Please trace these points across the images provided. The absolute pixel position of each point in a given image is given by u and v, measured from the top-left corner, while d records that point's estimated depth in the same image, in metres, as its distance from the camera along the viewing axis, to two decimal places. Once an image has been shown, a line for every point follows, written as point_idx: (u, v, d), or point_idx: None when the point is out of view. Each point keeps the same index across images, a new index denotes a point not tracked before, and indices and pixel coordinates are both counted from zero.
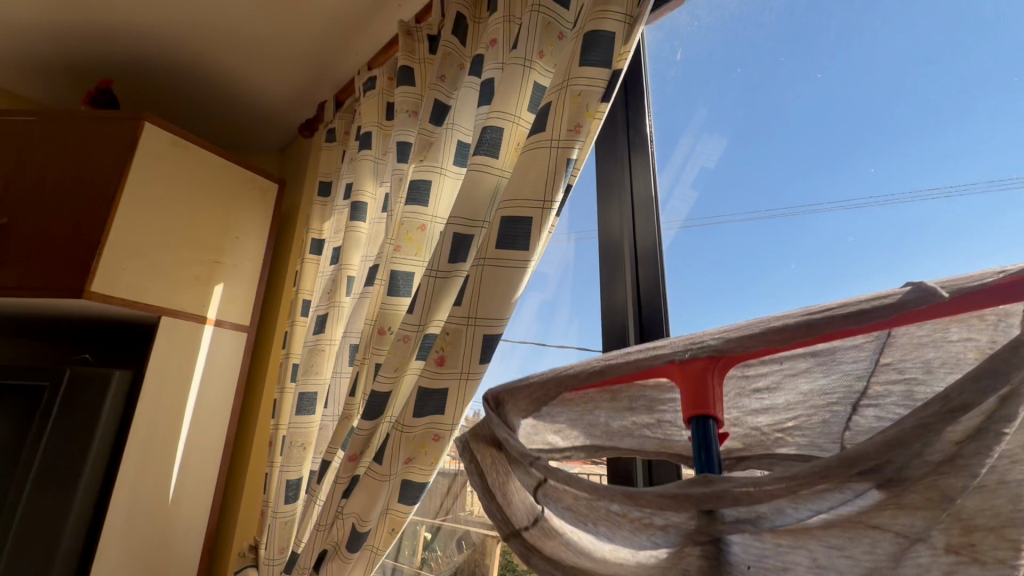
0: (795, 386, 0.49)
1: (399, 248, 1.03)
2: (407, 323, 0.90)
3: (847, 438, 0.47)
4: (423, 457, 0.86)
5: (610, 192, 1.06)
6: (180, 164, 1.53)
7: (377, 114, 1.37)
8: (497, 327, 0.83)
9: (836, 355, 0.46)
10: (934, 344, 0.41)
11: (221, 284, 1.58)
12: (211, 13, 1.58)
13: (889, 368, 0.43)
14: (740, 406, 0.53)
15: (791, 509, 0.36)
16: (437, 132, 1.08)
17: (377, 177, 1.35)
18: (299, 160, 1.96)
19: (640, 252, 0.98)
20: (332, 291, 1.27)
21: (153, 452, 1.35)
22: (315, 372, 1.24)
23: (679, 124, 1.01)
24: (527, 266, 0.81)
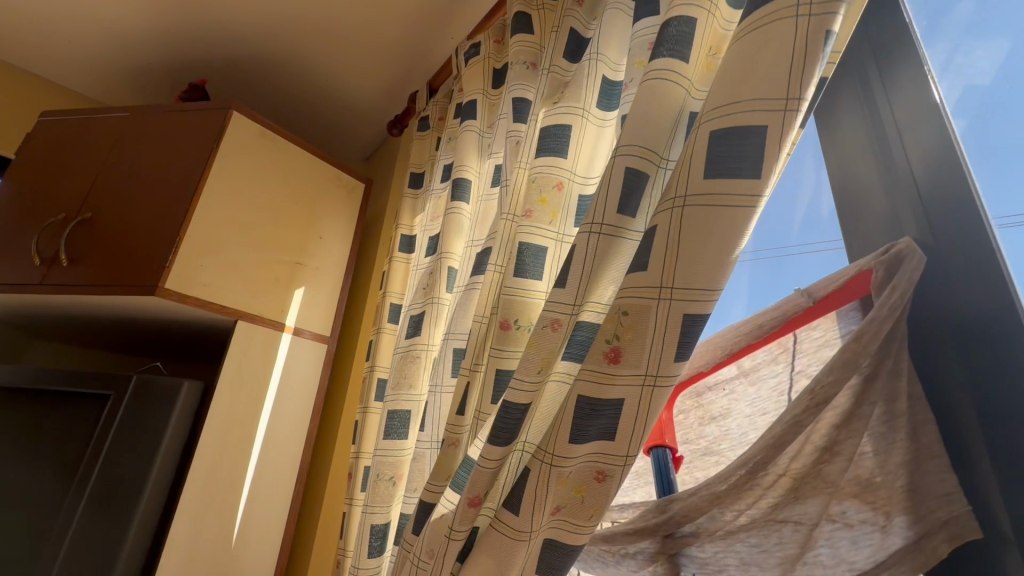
0: (739, 410, 0.67)
1: (529, 214, 0.77)
2: (556, 304, 0.62)
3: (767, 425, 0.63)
4: (586, 507, 0.55)
5: (836, 120, 0.71)
6: (265, 157, 1.41)
7: (483, 82, 1.17)
8: (710, 301, 0.52)
9: (762, 372, 0.66)
10: (828, 344, 0.60)
11: (301, 288, 1.41)
12: (302, 7, 1.49)
13: (802, 375, 0.62)
14: (706, 438, 0.70)
15: (720, 513, 0.57)
16: (573, 69, 0.86)
17: (482, 153, 1.13)
18: (386, 162, 1.82)
19: (926, 192, 0.59)
20: (430, 285, 1.03)
21: (219, 476, 1.15)
22: (406, 385, 0.99)
23: (935, 23, 0.67)
24: (757, 205, 0.51)
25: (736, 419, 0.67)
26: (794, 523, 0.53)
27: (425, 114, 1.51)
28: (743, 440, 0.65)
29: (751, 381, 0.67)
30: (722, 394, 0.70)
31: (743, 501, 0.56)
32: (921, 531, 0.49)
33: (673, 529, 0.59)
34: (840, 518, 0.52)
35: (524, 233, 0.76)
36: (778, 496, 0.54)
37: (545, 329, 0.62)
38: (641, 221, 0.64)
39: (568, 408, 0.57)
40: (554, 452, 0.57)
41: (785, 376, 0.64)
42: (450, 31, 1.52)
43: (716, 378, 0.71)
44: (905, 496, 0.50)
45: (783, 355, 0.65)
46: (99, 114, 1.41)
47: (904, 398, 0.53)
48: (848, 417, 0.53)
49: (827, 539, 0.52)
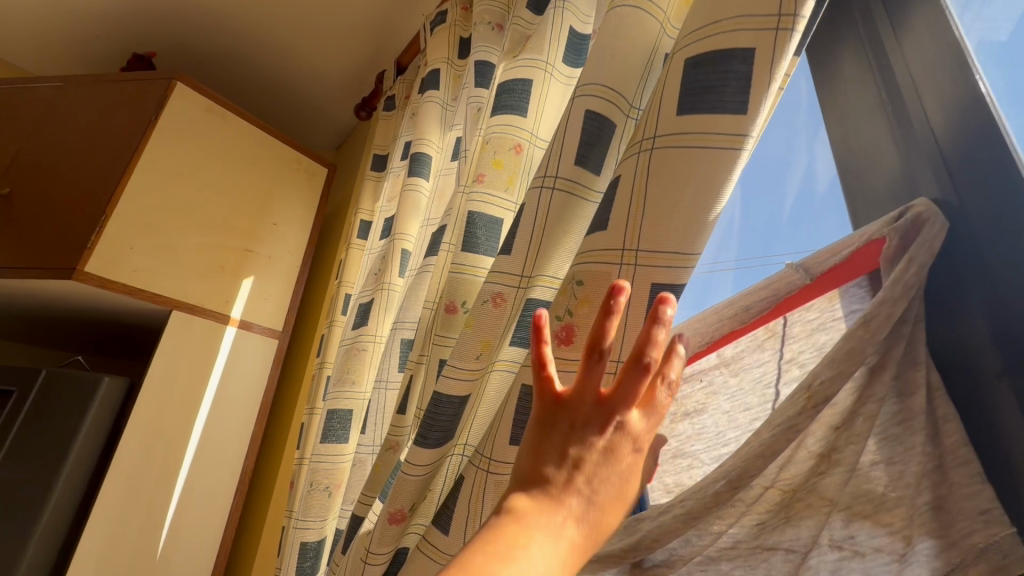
0: (718, 405, 0.57)
1: (480, 178, 0.66)
2: (501, 275, 0.51)
3: (751, 425, 0.53)
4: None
5: (835, 79, 0.61)
6: (213, 134, 1.29)
7: (447, 51, 1.07)
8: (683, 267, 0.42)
9: (746, 361, 0.56)
10: (825, 328, 0.50)
11: (250, 278, 1.29)
12: None
13: (793, 364, 0.52)
14: (678, 436, 0.59)
15: (697, 537, 0.47)
16: (538, 21, 0.76)
17: (445, 127, 1.03)
18: (354, 147, 1.70)
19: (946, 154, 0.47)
20: (381, 269, 0.92)
21: (142, 485, 1.01)
22: (348, 380, 0.87)
23: None
24: (742, 147, 0.41)
25: (713, 416, 0.57)
26: (785, 550, 0.44)
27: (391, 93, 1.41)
28: (720, 440, 0.55)
29: (733, 372, 0.57)
30: (698, 386, 0.60)
31: (726, 518, 0.46)
32: (951, 562, 0.37)
33: (642, 557, 0.48)
34: (845, 544, 0.42)
35: (476, 199, 0.66)
36: (765, 512, 0.45)
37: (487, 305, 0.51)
38: (606, 179, 0.53)
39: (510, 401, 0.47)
40: (491, 456, 0.46)
41: (772, 365, 0.53)
42: (420, 6, 1.40)
43: (693, 367, 0.61)
44: (925, 518, 0.39)
45: (770, 341, 0.54)
46: (28, 85, 1.29)
47: (921, 390, 0.42)
48: (850, 418, 0.44)
49: (829, 570, 0.42)
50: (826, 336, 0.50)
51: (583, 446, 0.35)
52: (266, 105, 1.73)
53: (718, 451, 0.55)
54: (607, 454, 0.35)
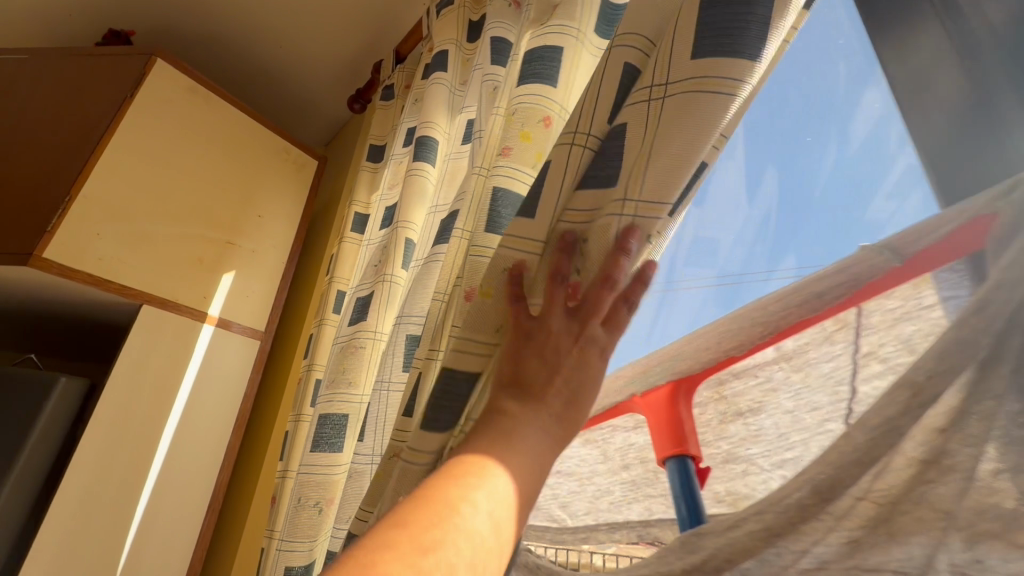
0: (779, 404, 0.50)
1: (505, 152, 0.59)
2: (521, 239, 0.49)
3: (822, 427, 0.46)
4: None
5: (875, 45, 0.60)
6: (195, 117, 1.20)
7: (455, 32, 1.00)
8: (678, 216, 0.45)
9: (812, 355, 0.49)
10: (910, 318, 0.44)
11: (231, 273, 1.18)
12: None
13: (873, 358, 0.45)
14: (728, 440, 0.53)
15: (775, 559, 0.39)
16: None
17: (452, 112, 0.96)
18: (346, 141, 1.62)
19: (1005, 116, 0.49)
20: (382, 261, 0.84)
21: (99, 501, 0.89)
22: (344, 380, 0.79)
23: None
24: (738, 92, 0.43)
25: (772, 417, 0.50)
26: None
27: (390, 83, 1.33)
28: (783, 445, 0.49)
29: (795, 367, 0.50)
30: (751, 382, 0.53)
31: (810, 534, 0.39)
32: None
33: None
34: (968, 569, 0.34)
35: (499, 174, 0.59)
36: (859, 529, 0.38)
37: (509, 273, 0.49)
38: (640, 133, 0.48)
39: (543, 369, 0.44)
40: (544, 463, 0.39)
41: (846, 359, 0.47)
42: None
43: (747, 362, 0.54)
44: None
45: (841, 332, 0.48)
46: None
47: None
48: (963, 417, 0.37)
49: None
50: (914, 325, 0.44)
51: (558, 347, 0.44)
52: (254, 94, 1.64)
53: (782, 457, 0.48)
54: (580, 357, 0.44)
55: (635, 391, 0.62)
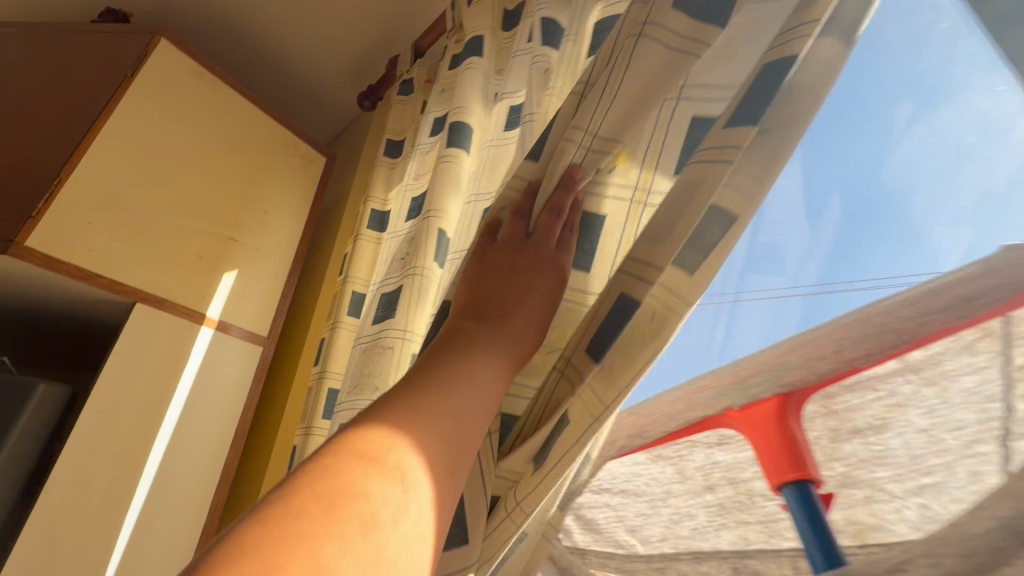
0: (909, 421, 0.44)
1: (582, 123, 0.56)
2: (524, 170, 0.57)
3: (969, 449, 0.40)
4: (615, 378, 0.46)
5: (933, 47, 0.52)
6: (199, 102, 1.11)
7: (491, 20, 0.95)
8: (737, 129, 0.45)
9: (948, 367, 0.43)
10: None
11: (232, 273, 1.08)
12: None
13: None
14: (846, 463, 0.46)
15: None
16: None
17: (488, 100, 0.90)
18: (353, 138, 1.53)
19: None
20: (411, 251, 0.77)
21: (78, 525, 0.78)
22: (370, 385, 0.70)
23: None
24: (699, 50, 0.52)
25: (900, 437, 0.44)
26: None
27: (407, 77, 1.26)
28: (918, 469, 0.42)
29: (926, 381, 0.44)
30: (870, 396, 0.47)
31: None
32: None
33: None
34: None
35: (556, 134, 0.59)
36: None
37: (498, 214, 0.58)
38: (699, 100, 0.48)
39: (604, 309, 0.48)
40: None
41: (994, 371, 0.41)
42: None
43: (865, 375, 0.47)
44: None
45: (985, 342, 0.42)
46: None
47: None
48: None
49: None
50: None
51: (505, 277, 0.52)
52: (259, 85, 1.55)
53: (919, 483, 0.42)
54: (535, 261, 0.53)
55: (728, 404, 0.55)
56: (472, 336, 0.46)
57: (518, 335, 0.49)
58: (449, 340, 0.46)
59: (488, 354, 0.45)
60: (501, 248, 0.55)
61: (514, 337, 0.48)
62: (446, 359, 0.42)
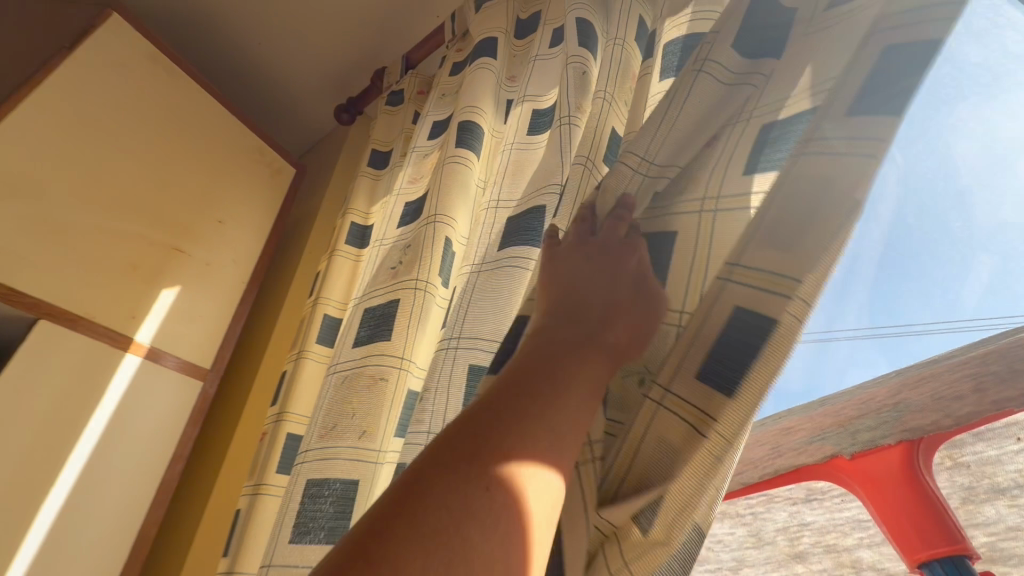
0: None
1: None
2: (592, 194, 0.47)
3: None
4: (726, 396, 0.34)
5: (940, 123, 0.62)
6: (151, 89, 0.95)
7: (503, 24, 0.88)
8: (872, 126, 0.38)
9: None
10: None
11: (173, 289, 0.89)
12: None
13: None
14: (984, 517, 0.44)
15: None
16: None
17: (498, 107, 0.81)
18: (325, 154, 1.40)
19: None
20: (410, 262, 0.64)
21: None
22: (352, 428, 0.56)
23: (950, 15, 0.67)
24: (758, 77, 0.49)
25: None
26: None
27: (396, 89, 1.17)
28: None
29: None
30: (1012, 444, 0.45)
31: None
32: None
33: None
34: None
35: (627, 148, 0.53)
36: None
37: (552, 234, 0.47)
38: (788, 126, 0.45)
39: (710, 324, 0.37)
40: None
41: None
42: (440, 5, 1.21)
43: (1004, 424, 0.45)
44: None
45: None
46: None
47: None
48: None
49: None
50: None
51: (584, 275, 0.40)
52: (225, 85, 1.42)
53: None
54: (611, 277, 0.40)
55: (837, 451, 0.49)
56: (556, 344, 0.34)
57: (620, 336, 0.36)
58: (525, 351, 0.34)
59: (581, 368, 0.33)
60: (570, 249, 0.42)
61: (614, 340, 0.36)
62: (522, 374, 0.32)
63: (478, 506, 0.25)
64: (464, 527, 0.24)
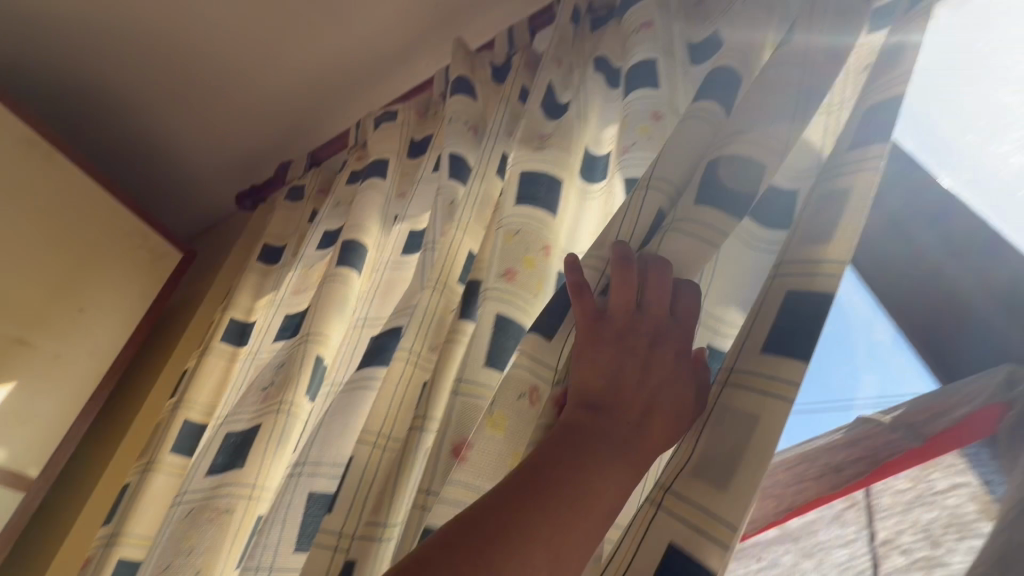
0: None
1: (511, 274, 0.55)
2: (545, 365, 0.45)
3: None
4: None
5: None
6: (20, 174, 0.93)
7: (396, 147, 0.99)
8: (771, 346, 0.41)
9: (823, 539, 0.44)
10: (924, 504, 0.41)
11: (8, 385, 0.83)
12: (148, 27, 1.17)
13: (894, 548, 0.40)
14: None
15: None
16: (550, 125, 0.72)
17: (385, 220, 0.88)
18: (225, 236, 1.39)
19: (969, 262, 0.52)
20: (281, 381, 0.66)
21: None
22: (189, 567, 0.56)
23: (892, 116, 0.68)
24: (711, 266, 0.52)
25: None
26: None
27: (298, 184, 1.22)
28: None
29: (810, 553, 0.43)
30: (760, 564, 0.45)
31: None
32: None
33: None
34: None
35: (494, 296, 0.53)
36: None
37: (525, 400, 0.44)
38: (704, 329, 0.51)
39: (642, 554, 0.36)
40: None
41: (865, 544, 0.42)
42: (345, 110, 1.27)
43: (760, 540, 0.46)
44: None
45: (854, 512, 0.44)
46: None
47: None
48: None
49: None
50: (933, 512, 0.41)
51: (623, 371, 0.40)
52: (129, 163, 1.41)
53: None
54: (643, 375, 0.41)
55: None
56: (582, 461, 0.37)
57: (643, 455, 0.38)
58: (548, 459, 0.37)
59: (594, 493, 0.36)
60: (612, 333, 0.42)
61: (637, 459, 0.38)
62: (537, 490, 0.35)
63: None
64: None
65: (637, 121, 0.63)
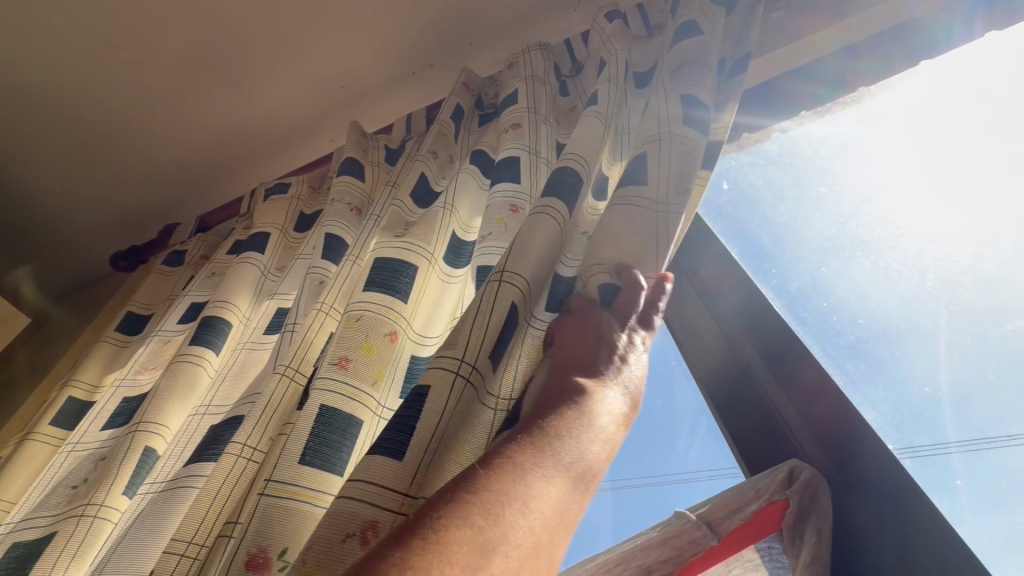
0: None
1: (344, 365, 0.53)
2: (382, 492, 0.39)
3: None
4: None
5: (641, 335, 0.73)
6: None
7: (282, 220, 0.98)
8: None
9: None
10: None
11: None
12: (28, 82, 1.12)
13: None
14: None
15: None
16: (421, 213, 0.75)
17: (257, 294, 0.85)
18: (96, 297, 1.28)
19: (779, 365, 0.60)
20: (97, 478, 0.62)
21: None
22: None
23: (729, 230, 0.79)
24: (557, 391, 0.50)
25: None
26: None
27: (180, 248, 1.16)
28: None
29: None
30: None
31: None
32: None
33: None
34: None
35: (328, 388, 0.51)
36: None
37: (350, 543, 0.37)
38: None
39: None
40: None
41: None
42: (248, 175, 1.30)
43: None
44: None
45: None
46: None
47: None
48: None
49: None
50: None
51: (599, 344, 0.42)
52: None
53: None
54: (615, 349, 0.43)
55: None
56: (583, 400, 0.36)
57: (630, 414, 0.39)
58: (546, 405, 0.36)
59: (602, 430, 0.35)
60: (588, 319, 0.44)
61: (626, 409, 0.38)
62: (547, 423, 0.33)
63: (491, 540, 0.26)
64: (478, 555, 0.25)
65: (495, 213, 0.67)
